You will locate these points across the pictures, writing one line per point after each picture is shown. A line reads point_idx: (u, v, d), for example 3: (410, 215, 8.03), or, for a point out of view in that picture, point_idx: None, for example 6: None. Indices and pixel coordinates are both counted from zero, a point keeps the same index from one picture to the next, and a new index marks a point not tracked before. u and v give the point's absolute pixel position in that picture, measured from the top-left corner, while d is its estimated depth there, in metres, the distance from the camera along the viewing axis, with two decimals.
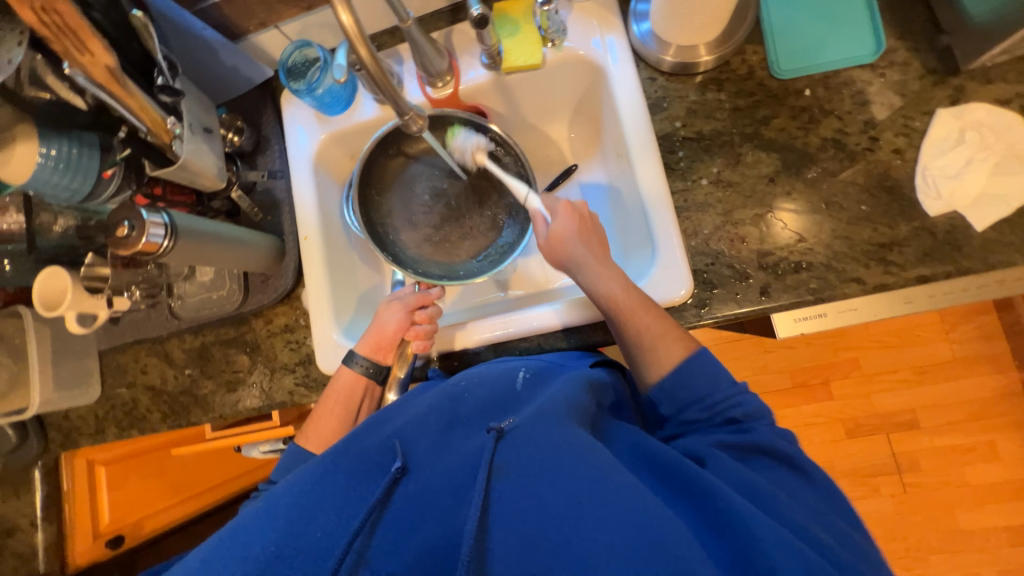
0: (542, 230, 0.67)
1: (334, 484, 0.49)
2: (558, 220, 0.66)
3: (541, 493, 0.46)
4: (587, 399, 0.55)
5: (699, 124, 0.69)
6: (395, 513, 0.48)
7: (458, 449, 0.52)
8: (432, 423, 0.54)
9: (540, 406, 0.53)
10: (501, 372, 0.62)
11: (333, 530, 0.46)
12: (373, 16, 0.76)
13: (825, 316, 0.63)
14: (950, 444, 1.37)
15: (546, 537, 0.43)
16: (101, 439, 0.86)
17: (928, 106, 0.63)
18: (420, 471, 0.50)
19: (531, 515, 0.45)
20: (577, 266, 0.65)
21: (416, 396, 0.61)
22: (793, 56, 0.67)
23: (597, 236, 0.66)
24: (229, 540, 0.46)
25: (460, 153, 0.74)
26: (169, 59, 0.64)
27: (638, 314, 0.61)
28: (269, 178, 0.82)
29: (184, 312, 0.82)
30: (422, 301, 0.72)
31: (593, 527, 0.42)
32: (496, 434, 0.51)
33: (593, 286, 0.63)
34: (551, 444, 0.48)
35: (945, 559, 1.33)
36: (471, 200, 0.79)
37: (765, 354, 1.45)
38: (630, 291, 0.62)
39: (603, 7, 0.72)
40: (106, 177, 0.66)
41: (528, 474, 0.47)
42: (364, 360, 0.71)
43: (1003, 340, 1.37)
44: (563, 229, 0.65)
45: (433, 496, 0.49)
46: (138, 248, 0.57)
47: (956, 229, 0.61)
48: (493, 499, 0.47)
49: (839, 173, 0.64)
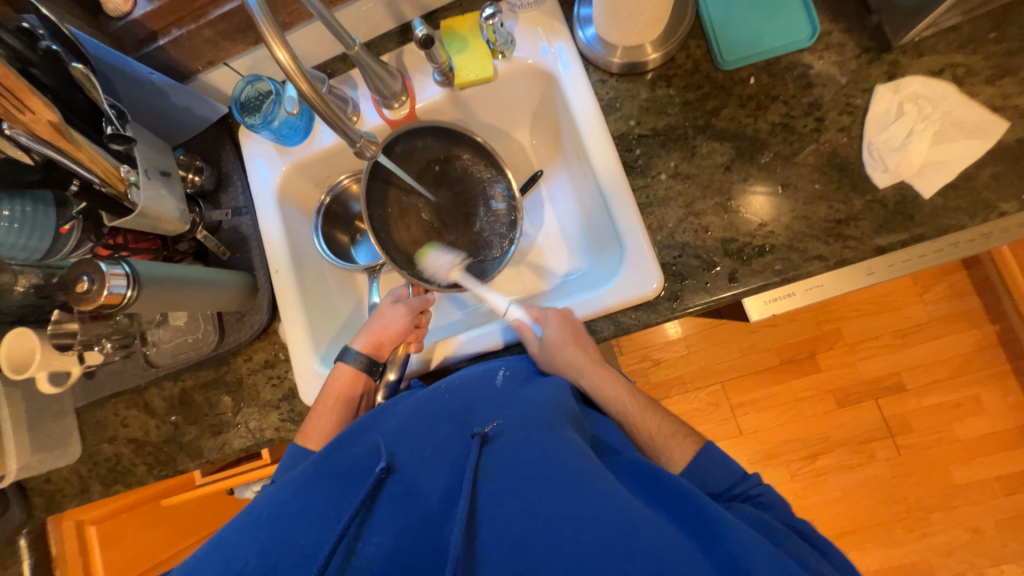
0: (531, 338, 0.68)
1: (320, 491, 0.48)
2: (546, 326, 0.67)
3: (527, 496, 0.46)
4: (572, 401, 0.59)
5: (653, 121, 0.70)
6: (380, 514, 0.47)
7: (444, 450, 0.51)
8: (419, 426, 0.54)
9: (524, 409, 0.55)
10: (484, 372, 0.62)
11: (317, 535, 0.45)
12: (321, 45, 0.77)
13: (793, 295, 0.66)
14: (937, 403, 1.40)
15: (534, 538, 0.43)
16: (86, 499, 0.84)
17: (867, 83, 0.66)
18: (404, 472, 0.50)
19: (517, 518, 0.45)
20: (578, 372, 0.65)
21: (401, 400, 0.61)
22: (734, 47, 0.69)
23: (591, 343, 0.67)
24: (208, 554, 0.45)
25: (432, 270, 0.74)
26: (118, 108, 0.64)
27: (644, 416, 0.63)
28: (233, 215, 0.82)
29: (161, 359, 0.80)
30: (424, 306, 0.72)
31: (577, 529, 0.42)
32: (480, 438, 0.52)
33: (593, 390, 0.65)
34: (536, 447, 0.49)
35: (947, 516, 1.36)
36: (458, 212, 0.79)
37: (750, 335, 1.47)
38: (632, 395, 0.65)
39: (547, 15, 0.73)
40: (65, 233, 0.66)
41: (513, 477, 0.47)
42: (362, 356, 0.69)
43: (975, 296, 1.41)
44: (553, 340, 0.66)
45: (419, 500, 0.48)
46: (101, 302, 0.56)
47: (906, 199, 0.63)
48: (481, 502, 0.47)
49: (791, 156, 0.66)
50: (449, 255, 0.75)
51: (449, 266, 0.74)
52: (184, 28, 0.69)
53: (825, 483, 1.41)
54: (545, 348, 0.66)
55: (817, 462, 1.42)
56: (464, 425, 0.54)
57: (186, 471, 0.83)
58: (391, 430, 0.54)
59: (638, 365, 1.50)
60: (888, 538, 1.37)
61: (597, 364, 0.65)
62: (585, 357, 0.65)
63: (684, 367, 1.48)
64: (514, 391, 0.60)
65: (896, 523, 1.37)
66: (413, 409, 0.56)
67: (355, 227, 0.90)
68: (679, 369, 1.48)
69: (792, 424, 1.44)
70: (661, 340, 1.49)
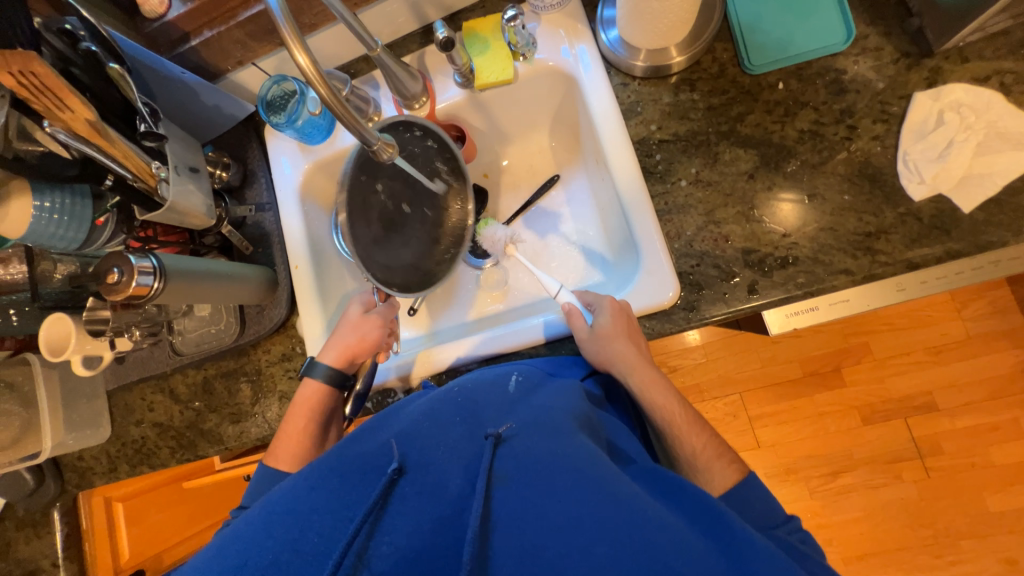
0: (580, 324, 0.66)
1: (333, 489, 0.49)
2: (599, 315, 0.65)
3: (539, 501, 0.45)
4: (586, 406, 0.58)
5: (675, 126, 0.69)
6: (391, 514, 0.47)
7: (457, 452, 0.51)
8: (431, 428, 0.54)
9: (538, 414, 0.54)
10: (497, 376, 0.62)
11: (330, 534, 0.45)
12: (345, 45, 0.78)
13: (816, 309, 0.63)
14: (972, 425, 1.33)
15: (547, 548, 0.42)
16: (114, 477, 0.88)
17: (905, 90, 0.62)
18: (416, 473, 0.50)
19: (531, 526, 0.44)
20: (626, 370, 0.62)
21: (413, 402, 0.62)
22: (763, 51, 0.66)
23: (642, 338, 0.65)
24: (223, 547, 0.46)
25: (490, 244, 0.80)
26: (151, 106, 0.66)
27: (689, 432, 0.59)
28: (257, 211, 0.84)
29: (185, 348, 0.84)
30: (393, 313, 0.74)
31: (591, 541, 0.41)
32: (494, 440, 0.51)
33: (642, 391, 0.61)
34: (550, 452, 0.48)
35: (978, 544, 1.29)
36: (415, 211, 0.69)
37: (772, 346, 1.43)
38: (681, 404, 0.61)
39: (570, 17, 0.72)
40: (100, 225, 0.67)
41: (526, 483, 0.47)
42: (329, 369, 0.70)
43: (1018, 314, 1.33)
44: (606, 328, 0.63)
45: (431, 502, 0.48)
46: (130, 293, 0.58)
47: (943, 213, 0.59)
48: (493, 507, 0.46)
49: (819, 164, 0.63)
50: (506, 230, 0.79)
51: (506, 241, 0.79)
52: (215, 29, 0.71)
53: (846, 502, 1.36)
54: (597, 336, 0.64)
55: (839, 480, 1.36)
56: (477, 427, 0.54)
57: (206, 456, 0.87)
58: (403, 429, 0.54)
59: None
60: (913, 562, 1.31)
61: (646, 364, 0.63)
62: (635, 354, 0.62)
63: (701, 375, 1.45)
64: (527, 397, 0.59)
65: (921, 548, 1.31)
66: (425, 411, 0.56)
67: None
68: (696, 377, 1.45)
69: (813, 439, 1.39)
70: (679, 347, 1.46)
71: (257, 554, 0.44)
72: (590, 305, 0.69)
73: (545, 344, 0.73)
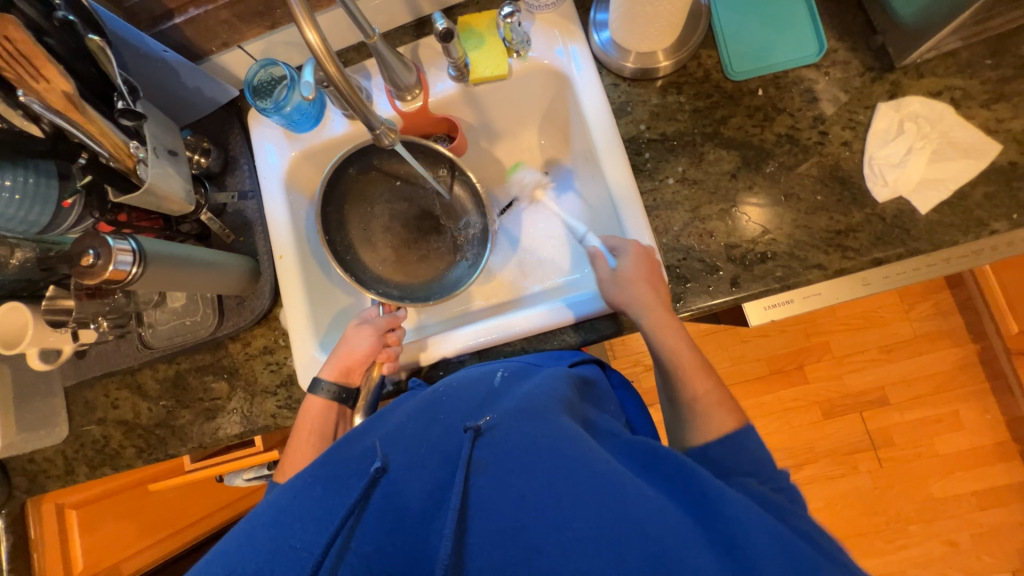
0: (603, 268, 0.66)
1: (314, 497, 0.48)
2: (622, 259, 0.65)
3: (518, 484, 0.45)
4: (570, 395, 0.55)
5: (663, 126, 0.72)
6: (373, 514, 0.47)
7: (437, 446, 0.50)
8: (410, 425, 0.53)
9: (517, 401, 0.52)
10: (482, 374, 0.62)
11: (312, 538, 0.45)
12: (337, 33, 0.77)
13: (792, 301, 0.67)
14: (919, 418, 1.44)
15: (525, 530, 0.43)
16: (71, 481, 0.82)
17: (870, 101, 0.68)
18: (397, 472, 0.49)
19: (510, 512, 0.44)
20: (641, 310, 0.62)
21: (396, 404, 0.60)
22: (744, 59, 0.71)
23: (663, 280, 0.65)
24: (212, 556, 0.45)
25: (519, 187, 0.87)
26: (130, 83, 0.62)
27: (695, 375, 0.61)
28: (239, 199, 0.81)
29: (156, 341, 0.79)
30: (392, 323, 0.72)
31: (567, 520, 0.42)
32: (474, 432, 0.49)
33: (654, 331, 0.62)
34: (529, 436, 0.47)
35: (924, 529, 1.39)
36: (425, 224, 0.81)
37: (742, 344, 1.50)
38: (690, 348, 0.62)
39: (564, 18, 0.74)
40: (66, 207, 0.65)
41: (505, 467, 0.47)
42: (330, 386, 0.68)
43: (958, 315, 1.45)
44: (630, 270, 0.64)
45: (409, 499, 0.47)
46: (105, 278, 0.55)
47: (903, 213, 0.65)
48: (472, 495, 0.46)
49: (795, 167, 0.68)
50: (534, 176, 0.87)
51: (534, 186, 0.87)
52: (202, 7, 0.69)
53: (809, 493, 1.44)
54: (619, 279, 0.64)
55: (802, 472, 1.44)
56: (455, 421, 0.53)
57: (176, 455, 0.82)
58: (386, 430, 0.53)
59: (631, 369, 1.51)
60: (869, 547, 1.40)
61: (663, 306, 0.63)
62: (655, 296, 0.63)
63: None
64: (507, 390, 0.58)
65: (874, 533, 1.41)
66: (409, 412, 0.55)
67: None
68: None
69: (777, 433, 1.47)
70: None
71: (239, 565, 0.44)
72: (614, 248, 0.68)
73: (538, 336, 0.73)
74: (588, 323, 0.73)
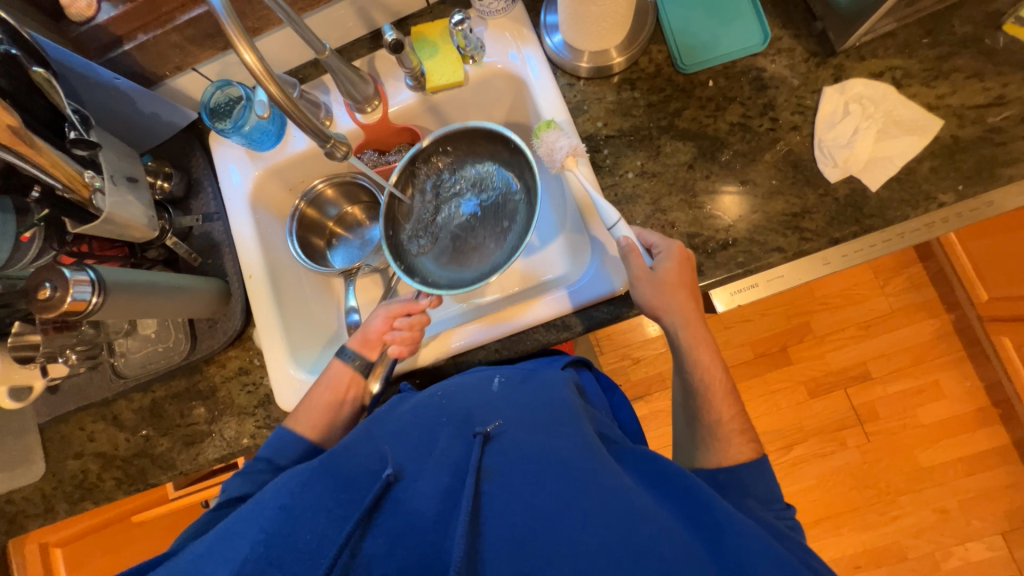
0: (638, 261, 0.62)
1: (322, 489, 0.46)
2: (660, 257, 0.63)
3: (529, 494, 0.44)
4: (576, 405, 0.55)
5: (619, 123, 0.73)
6: (383, 520, 0.45)
7: (446, 453, 0.49)
8: (417, 434, 0.52)
9: (527, 410, 0.52)
10: (479, 378, 0.59)
11: (324, 531, 0.43)
12: (291, 50, 0.77)
13: (756, 286, 0.68)
14: (902, 390, 1.46)
15: (537, 537, 0.41)
16: (51, 518, 0.81)
17: (816, 85, 0.70)
18: (411, 478, 0.48)
19: (521, 519, 0.42)
20: (680, 326, 0.62)
21: (398, 405, 0.59)
22: (693, 52, 0.72)
23: (694, 287, 0.63)
24: (207, 546, 0.44)
25: (550, 151, 0.67)
26: (81, 113, 0.63)
27: (721, 400, 0.62)
28: (204, 221, 0.81)
29: (129, 370, 0.78)
30: (405, 309, 0.69)
31: (582, 530, 0.40)
32: (482, 438, 0.49)
33: (691, 348, 0.63)
34: (542, 447, 0.47)
35: (914, 499, 1.42)
36: (484, 212, 0.76)
37: (725, 331, 1.53)
38: (723, 374, 0.63)
39: (515, 22, 0.75)
40: (25, 241, 0.63)
41: (516, 476, 0.46)
42: (356, 358, 0.69)
43: (931, 287, 1.49)
44: (668, 274, 0.62)
45: (420, 504, 0.45)
46: (64, 309, 0.54)
47: (855, 192, 0.67)
48: (483, 503, 0.44)
49: (750, 154, 0.69)
50: (570, 141, 0.66)
51: (568, 152, 0.66)
52: (151, 33, 0.69)
53: (800, 472, 1.46)
54: (657, 281, 0.62)
55: (792, 453, 1.46)
56: (464, 426, 0.52)
57: (158, 484, 0.81)
58: (395, 437, 0.53)
59: (618, 364, 1.52)
60: (862, 522, 1.42)
61: (699, 322, 0.63)
62: (694, 307, 0.62)
63: (663, 364, 1.49)
64: (509, 392, 0.56)
65: (867, 506, 1.43)
66: (415, 420, 0.54)
67: (331, 232, 0.90)
68: (659, 367, 1.49)
69: (766, 415, 1.49)
70: (640, 339, 1.51)
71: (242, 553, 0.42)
72: (651, 246, 0.65)
73: (516, 338, 0.73)
74: (561, 321, 0.72)
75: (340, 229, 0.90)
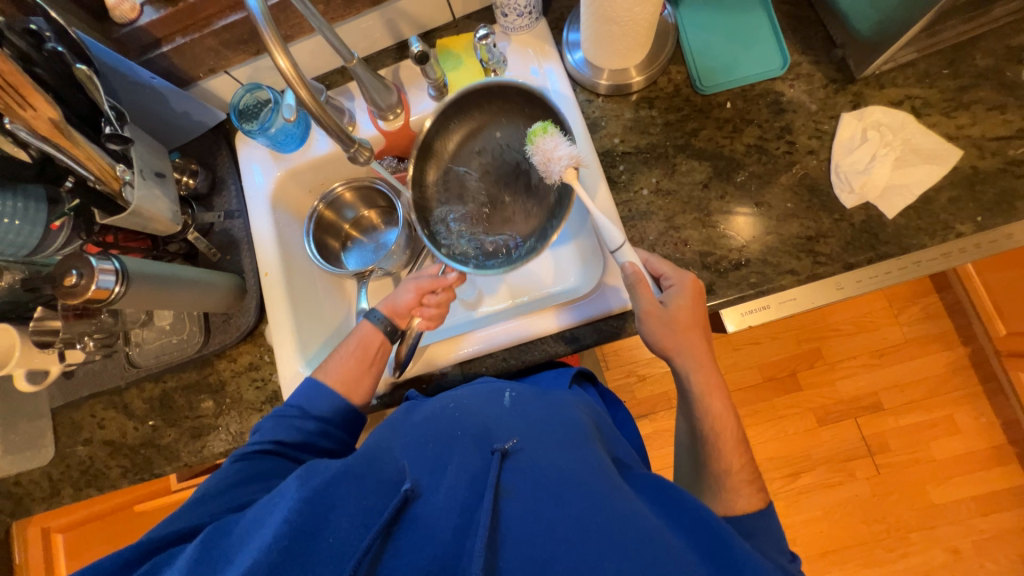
0: (648, 295, 0.61)
1: (349, 490, 0.46)
2: (669, 290, 0.63)
3: (549, 517, 0.43)
4: (590, 430, 0.55)
5: (636, 139, 0.74)
6: (404, 537, 0.43)
7: (463, 466, 0.48)
8: (430, 449, 0.52)
9: (542, 428, 0.52)
10: (490, 391, 0.59)
11: (347, 536, 0.43)
12: (319, 57, 0.80)
13: (768, 307, 0.67)
14: (914, 423, 1.43)
15: (556, 560, 0.40)
16: (56, 503, 0.82)
17: (834, 111, 0.70)
18: (431, 493, 0.47)
19: (540, 539, 0.41)
20: (692, 368, 0.63)
21: (410, 416, 0.59)
22: (712, 74, 0.73)
23: (703, 314, 0.63)
24: (234, 542, 0.44)
25: (542, 156, 0.63)
26: (117, 108, 0.65)
27: (735, 453, 0.62)
28: (226, 218, 0.83)
29: (143, 359, 0.80)
30: (435, 285, 0.69)
31: (600, 556, 0.39)
32: (501, 454, 0.48)
33: (705, 392, 0.62)
34: (560, 467, 0.47)
35: (925, 536, 1.37)
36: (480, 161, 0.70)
37: (733, 353, 1.51)
38: (732, 418, 0.63)
39: (538, 38, 0.77)
40: (56, 229, 0.66)
41: (535, 495, 0.45)
42: (384, 319, 0.70)
43: (947, 319, 1.46)
44: (679, 310, 0.62)
45: (437, 520, 0.44)
46: (88, 296, 0.56)
47: (871, 219, 0.66)
48: (502, 521, 0.43)
49: (765, 175, 0.70)
50: (570, 147, 0.61)
51: (567, 157, 0.62)
52: (189, 36, 0.72)
53: (806, 501, 1.42)
54: (667, 319, 0.61)
55: (799, 480, 1.43)
56: (480, 441, 0.51)
57: (163, 475, 0.82)
58: (411, 450, 0.52)
59: (623, 380, 1.50)
60: (870, 557, 1.38)
61: (711, 366, 0.63)
62: (705, 347, 0.63)
63: (670, 383, 1.48)
64: (524, 407, 0.56)
65: (875, 542, 1.39)
66: (431, 433, 0.54)
67: (346, 234, 0.92)
68: (665, 386, 1.48)
69: (773, 441, 1.46)
70: (647, 356, 1.50)
71: (261, 548, 0.41)
72: (662, 277, 0.65)
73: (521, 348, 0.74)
74: (567, 333, 0.72)
75: (355, 232, 0.92)
